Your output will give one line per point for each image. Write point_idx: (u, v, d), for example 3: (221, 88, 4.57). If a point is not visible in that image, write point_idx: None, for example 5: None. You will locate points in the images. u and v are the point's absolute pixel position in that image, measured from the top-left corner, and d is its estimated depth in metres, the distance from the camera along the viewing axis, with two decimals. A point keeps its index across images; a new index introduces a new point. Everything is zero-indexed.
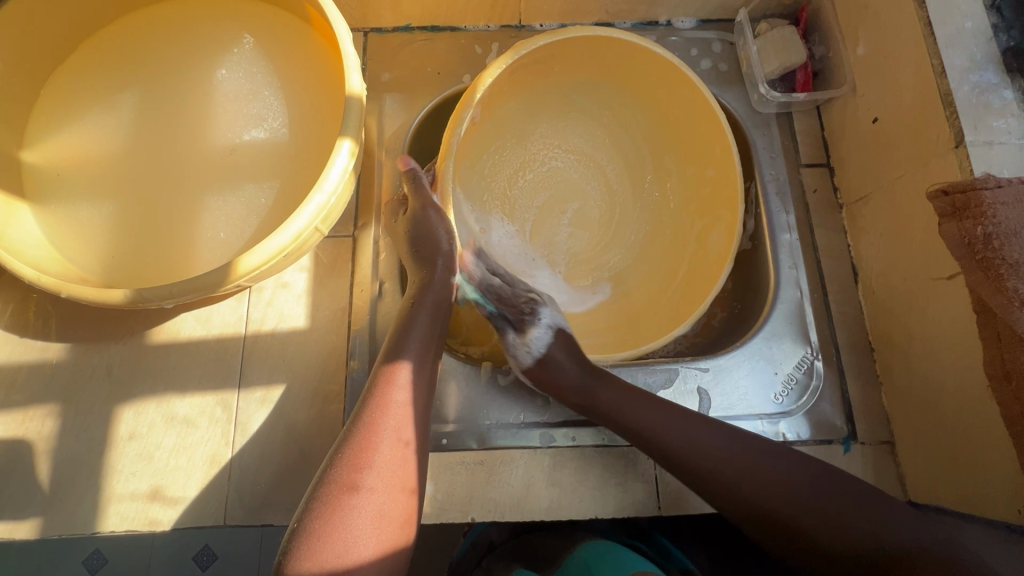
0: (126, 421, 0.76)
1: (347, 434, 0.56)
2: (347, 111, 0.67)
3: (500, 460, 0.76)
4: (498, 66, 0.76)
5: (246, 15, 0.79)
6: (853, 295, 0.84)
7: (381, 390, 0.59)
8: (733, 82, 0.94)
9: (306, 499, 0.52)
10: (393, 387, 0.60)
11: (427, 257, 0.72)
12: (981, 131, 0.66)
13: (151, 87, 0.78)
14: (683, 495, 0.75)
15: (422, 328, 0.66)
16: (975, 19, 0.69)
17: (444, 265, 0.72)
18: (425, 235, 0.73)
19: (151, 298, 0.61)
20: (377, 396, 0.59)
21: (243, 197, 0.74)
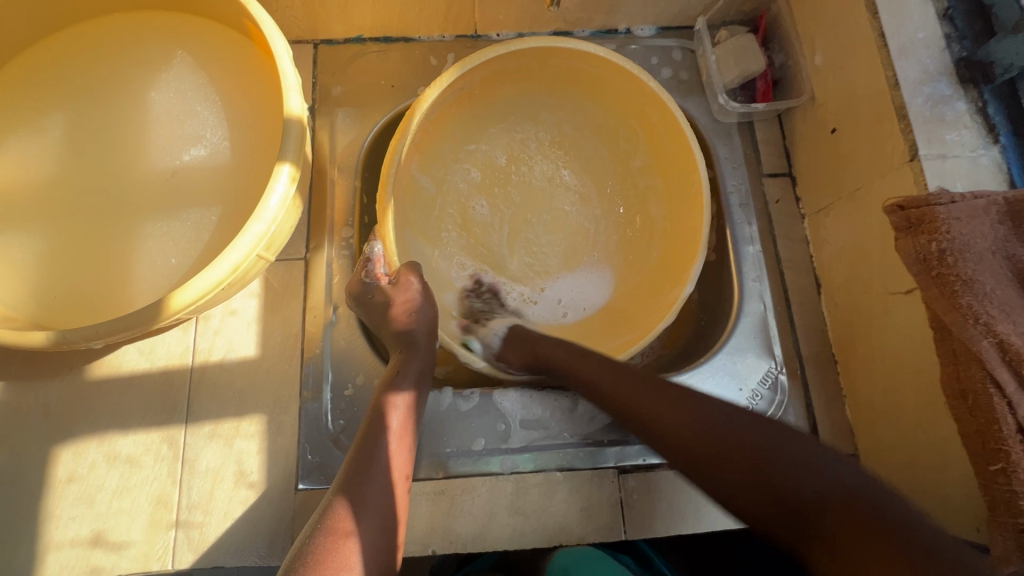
0: (65, 463, 0.72)
1: (327, 508, 0.57)
2: (287, 134, 0.64)
3: (461, 489, 0.73)
4: (434, 89, 0.74)
5: (182, 30, 0.75)
6: (817, 307, 0.83)
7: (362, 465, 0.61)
8: (694, 91, 0.92)
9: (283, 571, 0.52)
10: (374, 459, 0.61)
11: (408, 334, 0.73)
12: (934, 144, 0.65)
13: (82, 108, 0.73)
14: (648, 517, 0.74)
15: (406, 401, 0.68)
16: (927, 29, 0.68)
17: (427, 333, 0.74)
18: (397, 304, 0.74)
19: (76, 339, 0.57)
20: (358, 468, 0.60)
21: (183, 224, 0.70)
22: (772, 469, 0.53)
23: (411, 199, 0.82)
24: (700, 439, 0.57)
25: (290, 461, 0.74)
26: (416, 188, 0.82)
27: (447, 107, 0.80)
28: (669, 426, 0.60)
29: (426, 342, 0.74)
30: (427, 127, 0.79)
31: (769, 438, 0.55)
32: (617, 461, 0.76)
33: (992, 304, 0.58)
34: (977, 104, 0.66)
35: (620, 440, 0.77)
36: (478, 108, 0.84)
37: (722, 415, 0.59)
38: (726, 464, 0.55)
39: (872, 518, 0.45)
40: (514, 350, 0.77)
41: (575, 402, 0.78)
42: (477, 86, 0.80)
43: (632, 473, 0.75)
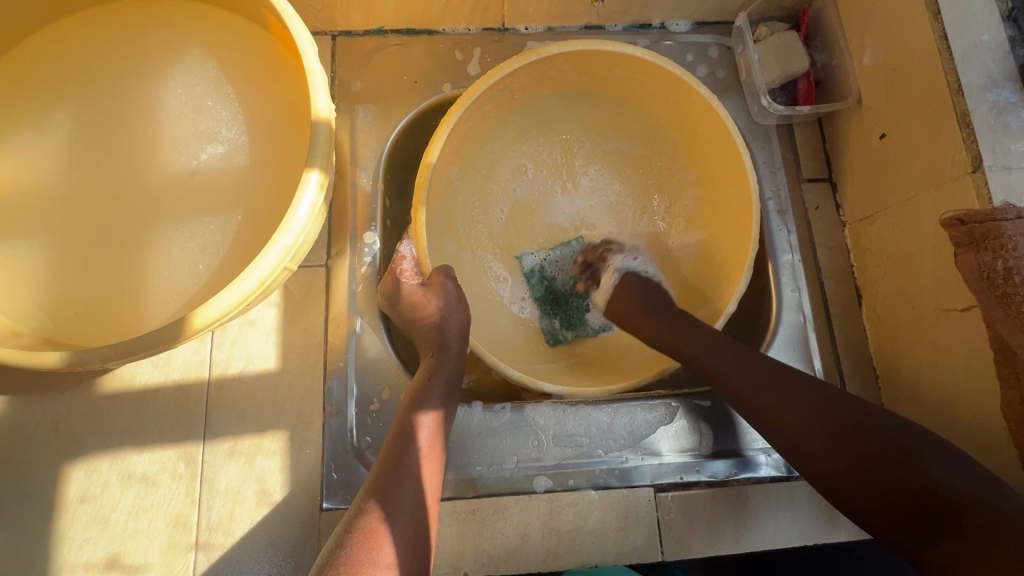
0: (77, 481, 0.68)
1: (359, 512, 0.55)
2: (315, 138, 0.59)
3: (493, 509, 0.70)
4: (472, 95, 0.72)
5: (195, 21, 0.70)
6: (857, 319, 0.81)
7: (394, 469, 0.58)
8: (731, 91, 0.88)
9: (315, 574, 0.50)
10: (406, 464, 0.59)
11: (438, 336, 0.70)
12: (999, 155, 0.62)
13: (88, 104, 0.68)
14: (685, 538, 0.71)
15: (436, 403, 0.65)
16: (992, 32, 0.65)
17: (458, 335, 0.71)
18: (425, 308, 0.70)
19: (91, 359, 0.53)
20: (389, 472, 0.58)
21: (200, 232, 0.65)
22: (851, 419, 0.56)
23: (448, 197, 0.79)
24: (798, 413, 0.58)
25: (313, 479, 0.71)
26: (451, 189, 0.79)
27: (483, 111, 0.76)
28: (765, 406, 0.60)
29: (456, 351, 0.70)
30: (466, 130, 0.76)
31: (854, 419, 0.56)
32: (653, 479, 0.73)
33: None
34: None
35: (656, 458, 0.74)
36: (511, 114, 0.80)
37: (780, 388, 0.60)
38: (809, 433, 0.56)
39: (936, 502, 0.49)
40: (635, 284, 0.74)
41: (609, 417, 0.75)
42: (514, 90, 0.77)
43: (668, 492, 0.73)
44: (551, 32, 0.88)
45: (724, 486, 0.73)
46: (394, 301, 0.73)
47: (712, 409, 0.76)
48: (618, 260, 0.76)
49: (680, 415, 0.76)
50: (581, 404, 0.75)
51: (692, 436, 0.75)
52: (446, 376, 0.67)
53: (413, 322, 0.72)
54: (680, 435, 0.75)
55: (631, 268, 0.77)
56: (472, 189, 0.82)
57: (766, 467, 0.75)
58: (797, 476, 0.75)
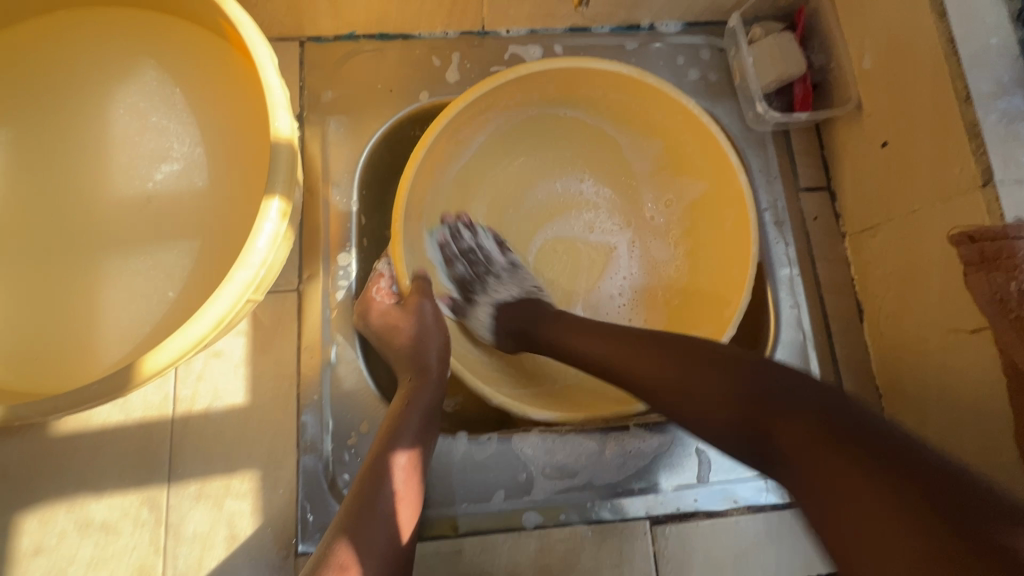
0: (29, 533, 0.63)
1: (328, 550, 0.50)
2: (275, 161, 0.54)
3: (480, 548, 0.66)
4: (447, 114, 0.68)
5: (145, 32, 0.64)
6: (858, 335, 0.77)
7: (366, 504, 0.54)
8: (724, 95, 0.84)
9: None
10: (378, 498, 0.55)
11: (416, 359, 0.65)
12: (1011, 167, 0.58)
13: (29, 125, 0.62)
14: (684, 573, 0.68)
15: (414, 431, 0.60)
16: (1001, 35, 0.61)
17: (440, 357, 0.66)
18: (402, 331, 0.66)
19: (30, 414, 0.49)
20: (362, 505, 0.54)
21: (154, 263, 0.60)
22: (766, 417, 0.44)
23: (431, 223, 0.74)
24: (707, 374, 0.49)
25: (287, 521, 0.66)
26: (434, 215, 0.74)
27: (464, 132, 0.73)
28: (695, 385, 0.49)
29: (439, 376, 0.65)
30: (447, 151, 0.72)
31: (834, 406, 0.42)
32: (649, 511, 0.69)
33: None
34: None
35: (651, 488, 0.70)
36: (495, 135, 0.76)
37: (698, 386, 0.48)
38: (719, 405, 0.47)
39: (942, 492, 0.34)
40: (508, 311, 0.69)
41: (601, 445, 0.71)
42: (497, 112, 0.73)
43: (666, 524, 0.69)
44: (534, 34, 0.83)
45: (723, 515, 0.70)
46: (370, 321, 0.68)
47: None
48: (487, 296, 0.72)
49: (676, 442, 0.72)
50: (572, 431, 0.71)
51: (689, 464, 0.71)
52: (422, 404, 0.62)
53: (389, 347, 0.67)
54: (677, 464, 0.71)
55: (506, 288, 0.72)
56: (458, 211, 0.77)
57: (768, 496, 0.71)
58: (799, 503, 0.71)
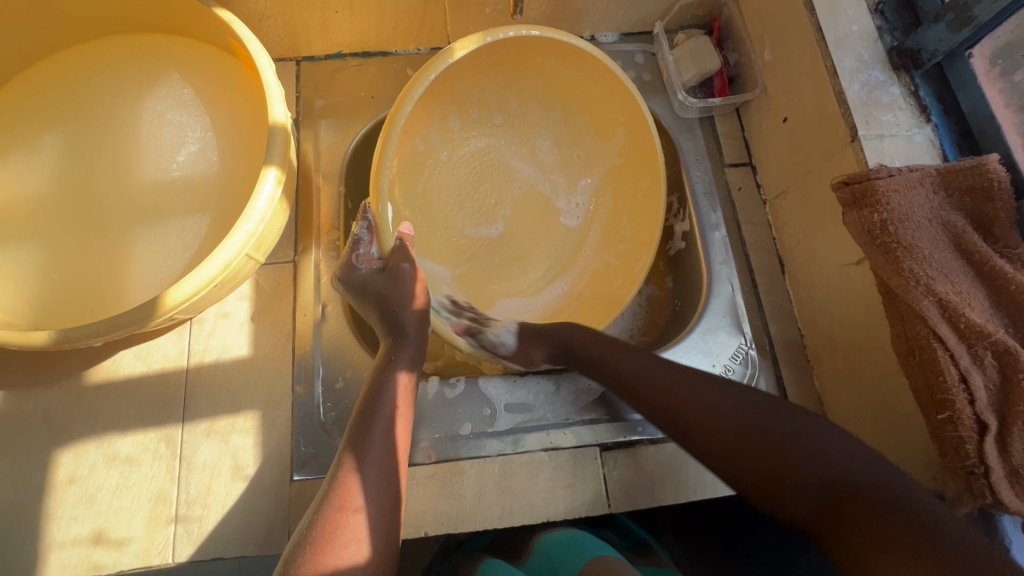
0: (65, 465, 0.74)
1: (341, 456, 0.61)
2: (272, 140, 0.68)
3: (451, 472, 0.76)
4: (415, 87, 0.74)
5: (171, 52, 0.80)
6: (781, 285, 0.88)
7: (366, 417, 0.64)
8: (657, 91, 0.98)
9: (310, 513, 0.56)
10: (375, 409, 0.65)
11: (396, 321, 0.74)
12: (872, 125, 0.71)
13: (77, 126, 0.78)
14: (631, 490, 0.77)
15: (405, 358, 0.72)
16: (860, 23, 0.75)
17: (416, 317, 0.74)
18: (395, 295, 0.73)
19: (77, 337, 0.61)
20: (364, 416, 0.65)
21: (175, 231, 0.74)
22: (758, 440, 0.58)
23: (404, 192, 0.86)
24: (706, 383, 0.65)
25: (284, 452, 0.77)
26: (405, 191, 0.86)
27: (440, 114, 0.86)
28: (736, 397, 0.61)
29: (414, 330, 0.74)
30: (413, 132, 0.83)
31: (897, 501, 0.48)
32: (598, 439, 0.79)
33: (930, 267, 0.63)
34: (910, 88, 0.73)
35: (600, 419, 0.80)
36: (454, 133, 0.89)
37: (702, 400, 0.63)
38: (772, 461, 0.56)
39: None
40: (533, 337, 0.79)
41: (556, 384, 0.82)
42: (469, 103, 0.87)
43: (613, 450, 0.79)
44: None
45: (665, 442, 0.79)
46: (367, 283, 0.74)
47: None
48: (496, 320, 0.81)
49: None
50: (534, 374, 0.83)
51: None
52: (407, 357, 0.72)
53: (379, 312, 0.74)
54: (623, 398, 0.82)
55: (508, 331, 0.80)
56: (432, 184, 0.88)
57: None
58: None
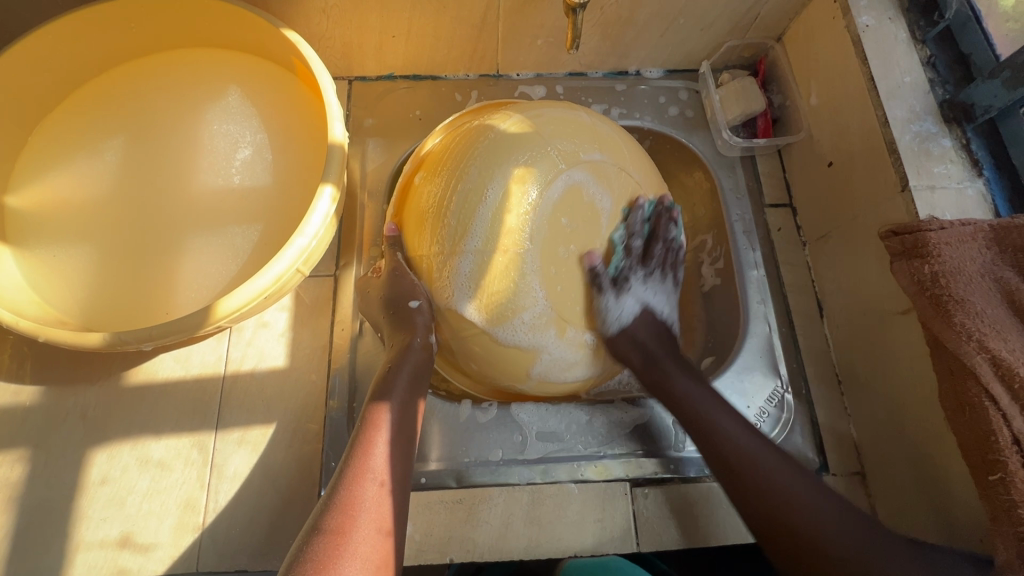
0: (98, 465, 0.75)
1: (339, 476, 0.58)
2: (330, 158, 0.70)
3: (479, 498, 0.76)
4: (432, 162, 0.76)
5: (231, 67, 0.83)
6: (819, 328, 0.87)
7: (370, 431, 0.62)
8: (699, 128, 0.98)
9: (301, 541, 0.53)
10: (382, 425, 0.63)
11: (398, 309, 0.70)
12: (923, 176, 0.71)
13: (135, 133, 0.80)
14: (660, 530, 0.76)
15: (405, 377, 0.68)
16: (913, 74, 0.76)
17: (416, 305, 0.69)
18: (396, 294, 0.70)
19: (129, 341, 0.62)
20: (364, 434, 0.62)
21: (225, 239, 0.75)
22: (752, 477, 0.63)
23: (471, 285, 0.65)
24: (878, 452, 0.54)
25: (314, 466, 0.77)
26: (467, 259, 0.65)
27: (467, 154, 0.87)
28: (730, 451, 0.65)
29: (416, 348, 0.69)
30: None
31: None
32: (629, 474, 0.78)
33: (983, 322, 0.62)
34: (961, 141, 0.73)
35: (631, 454, 0.79)
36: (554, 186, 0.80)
37: (752, 452, 0.64)
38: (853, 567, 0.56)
39: None
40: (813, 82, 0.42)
41: (588, 415, 0.81)
42: None
43: (644, 486, 0.77)
44: (540, 77, 1.01)
45: (697, 482, 0.78)
46: (369, 293, 0.77)
47: None
48: None
49: (653, 416, 0.81)
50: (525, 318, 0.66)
51: (666, 434, 0.80)
52: (421, 334, 0.70)
53: (387, 310, 0.71)
54: (655, 434, 0.80)
55: (654, 295, 0.76)
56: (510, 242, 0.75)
57: None
58: None
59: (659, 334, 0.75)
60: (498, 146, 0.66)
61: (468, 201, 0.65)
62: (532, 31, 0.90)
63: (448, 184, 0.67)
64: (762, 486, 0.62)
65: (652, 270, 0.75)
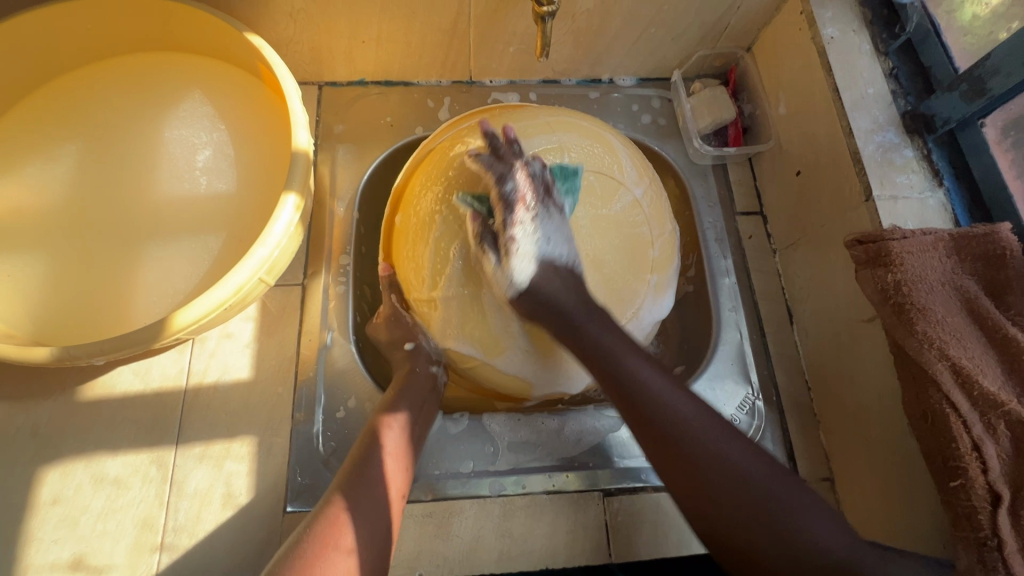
0: (50, 484, 0.72)
1: (352, 463, 0.65)
2: (294, 165, 0.68)
3: (450, 511, 0.74)
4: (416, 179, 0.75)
5: (193, 72, 0.81)
6: (789, 334, 0.88)
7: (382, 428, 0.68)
8: (672, 136, 0.99)
9: (311, 516, 0.59)
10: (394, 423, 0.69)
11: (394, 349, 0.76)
12: (886, 185, 0.72)
13: (90, 139, 0.77)
14: (633, 540, 0.75)
15: (417, 388, 0.73)
16: (875, 86, 0.77)
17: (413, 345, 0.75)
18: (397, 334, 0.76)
19: (80, 355, 0.60)
20: (374, 429, 0.68)
21: (186, 248, 0.73)
22: (790, 524, 0.52)
23: (460, 328, 0.69)
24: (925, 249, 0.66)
25: (278, 482, 0.74)
26: (452, 304, 0.68)
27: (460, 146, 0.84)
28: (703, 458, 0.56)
29: (421, 371, 0.74)
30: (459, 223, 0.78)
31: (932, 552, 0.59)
32: (602, 484, 0.77)
33: (943, 330, 0.63)
34: (922, 151, 0.74)
35: (604, 464, 0.78)
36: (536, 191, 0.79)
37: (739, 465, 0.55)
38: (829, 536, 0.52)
39: None
40: None
41: (561, 424, 0.79)
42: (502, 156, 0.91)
43: (616, 495, 0.77)
44: (513, 84, 1.00)
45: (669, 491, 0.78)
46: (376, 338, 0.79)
47: None
48: None
49: (627, 425, 0.80)
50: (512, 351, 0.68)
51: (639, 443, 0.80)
52: (424, 365, 0.75)
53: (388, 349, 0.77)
54: (629, 444, 0.79)
55: (553, 238, 0.63)
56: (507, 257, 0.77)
57: None
58: None
59: (572, 284, 0.63)
60: (465, 183, 0.68)
61: (440, 248, 0.68)
62: (504, 38, 0.90)
63: (425, 229, 0.69)
64: (699, 481, 0.55)
65: (536, 209, 0.63)
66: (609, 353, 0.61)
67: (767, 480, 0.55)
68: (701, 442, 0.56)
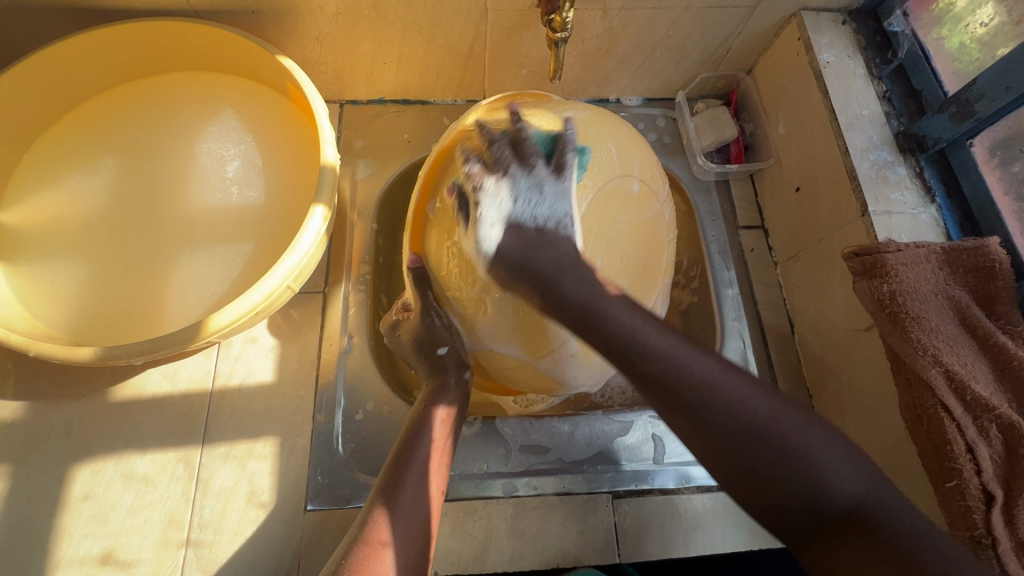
0: (82, 481, 0.75)
1: (394, 469, 0.65)
2: (321, 179, 0.73)
3: (463, 511, 0.77)
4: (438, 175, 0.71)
5: (225, 91, 0.86)
6: (790, 344, 0.91)
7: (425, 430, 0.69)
8: (676, 153, 1.03)
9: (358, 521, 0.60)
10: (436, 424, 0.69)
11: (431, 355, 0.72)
12: (881, 201, 0.77)
13: (128, 153, 0.82)
14: (641, 541, 0.78)
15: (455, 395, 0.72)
16: (870, 108, 0.82)
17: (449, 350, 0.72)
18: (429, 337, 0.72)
19: (120, 355, 0.63)
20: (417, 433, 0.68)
21: (217, 256, 0.77)
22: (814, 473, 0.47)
23: (512, 333, 0.67)
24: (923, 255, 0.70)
25: (299, 482, 0.77)
26: (508, 311, 0.66)
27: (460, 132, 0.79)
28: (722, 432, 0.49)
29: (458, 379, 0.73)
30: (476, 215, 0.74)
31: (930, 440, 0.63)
32: (611, 486, 0.80)
33: (936, 338, 0.67)
34: (915, 169, 0.79)
35: (613, 466, 0.81)
36: None
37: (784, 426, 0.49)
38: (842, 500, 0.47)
39: None
40: None
41: (571, 428, 0.83)
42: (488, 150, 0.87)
43: (624, 498, 0.80)
44: None
45: (675, 494, 0.80)
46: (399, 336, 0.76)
47: (665, 424, 0.84)
48: None
49: (634, 429, 0.83)
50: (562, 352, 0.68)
51: (646, 448, 0.83)
52: (457, 371, 0.73)
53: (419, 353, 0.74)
54: (635, 448, 0.82)
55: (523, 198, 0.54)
56: None
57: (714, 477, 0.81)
58: None
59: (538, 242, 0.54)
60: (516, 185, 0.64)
61: None
62: (517, 61, 0.95)
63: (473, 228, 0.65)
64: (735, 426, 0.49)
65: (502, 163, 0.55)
66: (605, 317, 0.53)
67: (778, 421, 0.49)
68: (714, 403, 0.49)
